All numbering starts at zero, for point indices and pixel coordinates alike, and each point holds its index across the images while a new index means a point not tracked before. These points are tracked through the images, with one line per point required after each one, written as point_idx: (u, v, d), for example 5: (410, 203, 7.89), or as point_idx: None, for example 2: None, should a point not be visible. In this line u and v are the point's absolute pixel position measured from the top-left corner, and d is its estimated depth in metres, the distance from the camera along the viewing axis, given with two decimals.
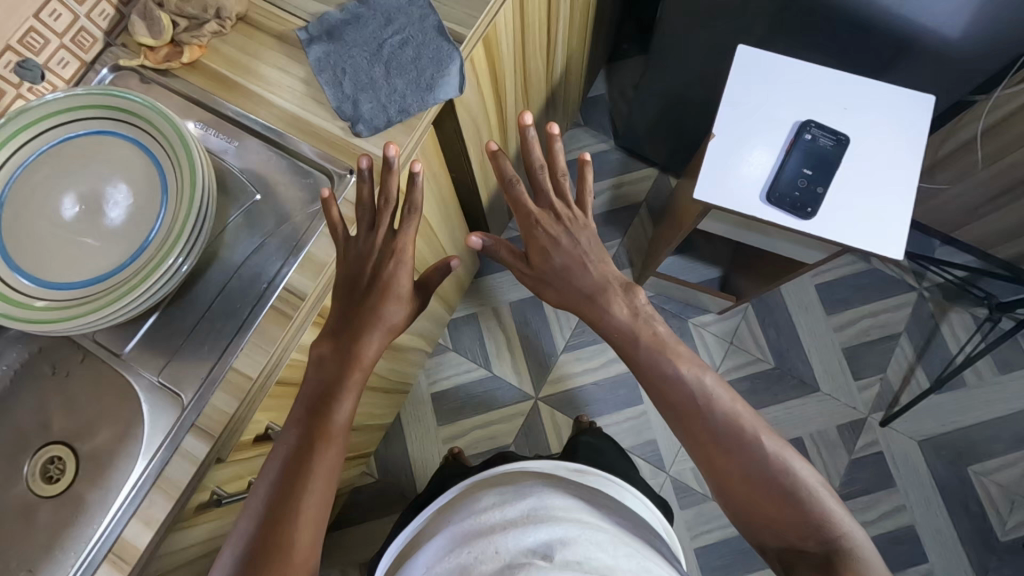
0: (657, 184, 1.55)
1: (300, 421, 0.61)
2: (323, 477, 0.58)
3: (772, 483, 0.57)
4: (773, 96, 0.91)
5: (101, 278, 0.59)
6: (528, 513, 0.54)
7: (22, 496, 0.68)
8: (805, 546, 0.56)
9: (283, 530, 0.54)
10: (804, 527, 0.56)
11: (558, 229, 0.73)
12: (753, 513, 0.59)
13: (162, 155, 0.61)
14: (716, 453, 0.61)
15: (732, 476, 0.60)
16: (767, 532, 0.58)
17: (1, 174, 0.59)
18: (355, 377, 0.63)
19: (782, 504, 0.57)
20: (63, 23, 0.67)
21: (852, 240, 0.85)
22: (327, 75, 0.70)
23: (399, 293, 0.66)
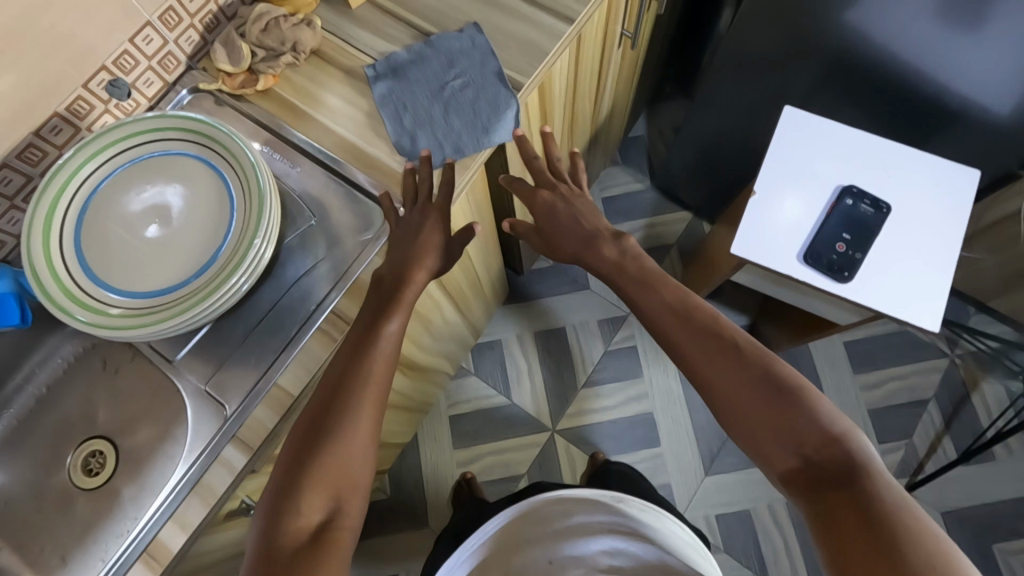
0: (691, 228, 1.56)
1: (353, 332, 0.65)
2: (375, 376, 0.61)
3: (775, 396, 0.56)
4: (817, 156, 0.92)
5: (164, 290, 0.62)
6: (573, 527, 0.68)
7: (64, 485, 0.71)
8: (814, 456, 0.53)
9: (336, 415, 0.59)
10: (814, 437, 0.54)
11: (563, 195, 0.79)
12: (757, 429, 0.56)
13: (232, 178, 0.65)
14: (711, 370, 0.60)
15: (732, 394, 0.58)
16: (774, 446, 0.56)
17: (88, 183, 0.63)
18: (405, 299, 0.66)
19: (785, 414, 0.55)
20: (153, 47, 0.72)
21: (887, 307, 0.85)
22: (389, 110, 0.74)
23: (433, 242, 0.69)
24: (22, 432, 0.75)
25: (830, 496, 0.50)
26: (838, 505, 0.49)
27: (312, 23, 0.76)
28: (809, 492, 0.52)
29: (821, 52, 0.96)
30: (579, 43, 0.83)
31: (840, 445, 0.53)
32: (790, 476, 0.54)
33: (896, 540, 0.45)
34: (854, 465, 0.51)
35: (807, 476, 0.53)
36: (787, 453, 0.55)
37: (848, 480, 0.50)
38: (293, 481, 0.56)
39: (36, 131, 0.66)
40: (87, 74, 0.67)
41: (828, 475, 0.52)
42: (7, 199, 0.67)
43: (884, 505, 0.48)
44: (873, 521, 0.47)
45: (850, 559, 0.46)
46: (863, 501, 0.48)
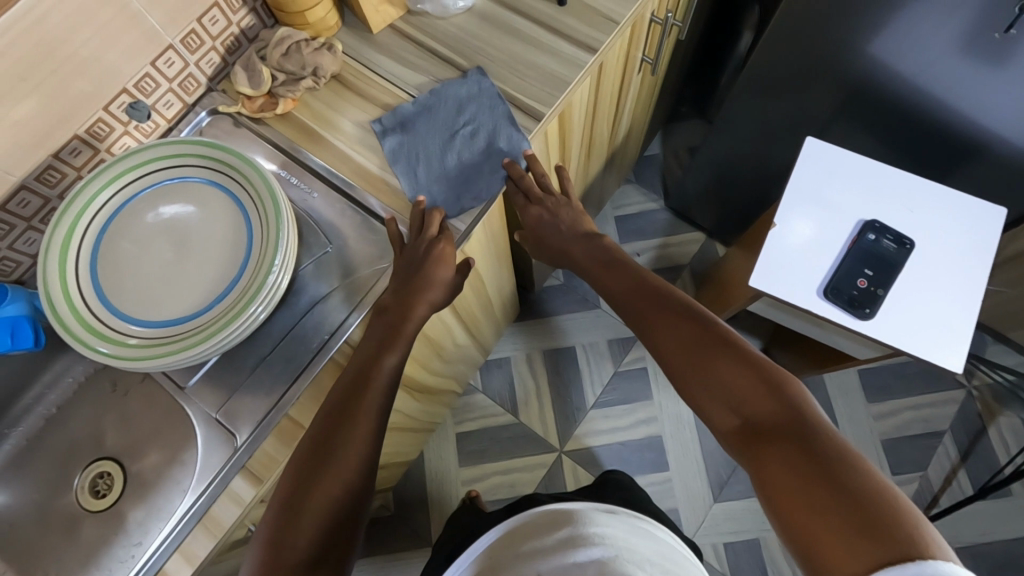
0: (704, 249, 1.54)
1: (353, 364, 0.63)
2: (376, 404, 0.61)
3: (713, 355, 0.58)
4: (840, 190, 0.91)
5: (180, 318, 0.61)
6: (566, 538, 0.59)
7: (70, 508, 0.71)
8: (754, 416, 0.52)
9: (336, 442, 0.58)
10: (750, 390, 0.53)
11: (551, 207, 0.79)
12: (700, 392, 0.57)
13: (249, 203, 0.64)
14: (660, 340, 0.63)
15: (676, 360, 0.60)
16: (717, 407, 0.55)
17: (105, 209, 0.63)
18: (405, 332, 0.65)
19: (721, 372, 0.56)
20: (175, 69, 0.71)
21: (909, 346, 0.83)
22: (403, 164, 0.73)
23: (444, 277, 0.68)
24: (30, 453, 0.75)
25: (762, 446, 0.49)
26: (769, 452, 0.48)
27: (333, 48, 0.76)
28: (748, 447, 0.51)
29: (843, 83, 0.95)
30: (600, 72, 0.82)
31: (771, 395, 0.52)
32: (731, 433, 0.54)
33: (824, 477, 0.44)
34: (792, 421, 0.49)
35: (745, 431, 0.52)
36: (726, 412, 0.55)
37: (784, 427, 0.49)
38: (298, 500, 0.55)
39: (54, 154, 0.66)
40: (108, 97, 0.67)
41: (763, 427, 0.51)
42: (23, 220, 0.67)
43: (813, 446, 0.46)
44: (802, 460, 0.46)
45: (783, 504, 0.45)
46: (793, 444, 0.47)
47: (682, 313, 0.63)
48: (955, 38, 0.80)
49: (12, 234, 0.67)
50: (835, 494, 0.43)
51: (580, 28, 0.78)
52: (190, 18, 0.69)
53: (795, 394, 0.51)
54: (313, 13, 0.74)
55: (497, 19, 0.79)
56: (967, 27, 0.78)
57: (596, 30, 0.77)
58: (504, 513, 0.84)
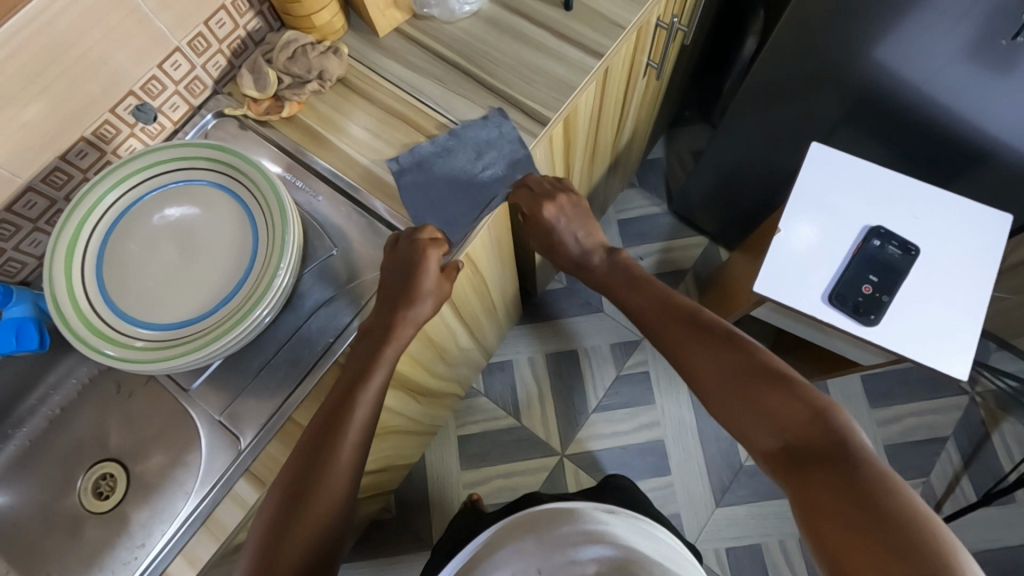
0: (707, 254, 1.54)
1: (342, 378, 0.64)
2: (360, 423, 0.61)
3: (758, 380, 0.59)
4: (845, 196, 0.91)
5: (186, 321, 0.61)
6: None
7: (73, 509, 0.72)
8: (796, 440, 0.55)
9: (327, 459, 0.59)
10: (797, 417, 0.55)
11: (566, 207, 0.78)
12: (737, 414, 0.60)
13: (254, 206, 0.64)
14: (699, 362, 0.65)
15: (719, 383, 0.62)
16: (758, 429, 0.58)
17: (111, 212, 0.63)
18: (387, 354, 0.64)
19: (766, 397, 0.58)
20: (181, 72, 0.72)
21: (913, 352, 0.83)
22: (418, 206, 0.72)
23: (427, 290, 0.66)
24: (35, 454, 0.76)
25: (808, 471, 0.52)
26: (815, 477, 0.50)
27: (339, 52, 0.76)
28: (788, 470, 0.53)
29: (848, 89, 0.95)
30: (606, 77, 0.82)
31: (814, 420, 0.54)
32: (774, 456, 0.56)
33: (869, 503, 0.46)
34: (834, 446, 0.52)
35: (789, 456, 0.54)
36: (770, 436, 0.57)
37: (830, 455, 0.51)
38: (290, 511, 0.57)
39: (61, 156, 0.66)
40: (115, 100, 0.67)
41: (809, 453, 0.53)
42: (29, 222, 0.67)
43: (858, 474, 0.48)
44: (848, 487, 0.48)
45: (825, 526, 0.47)
46: (840, 472, 0.49)
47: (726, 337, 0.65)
48: (962, 45, 0.80)
49: (18, 236, 0.67)
50: (878, 520, 0.45)
51: (586, 33, 0.78)
52: (198, 21, 0.70)
53: (840, 424, 0.53)
54: (320, 16, 0.74)
55: (503, 24, 0.79)
56: (973, 33, 0.78)
57: (602, 36, 0.77)
58: (504, 513, 0.84)
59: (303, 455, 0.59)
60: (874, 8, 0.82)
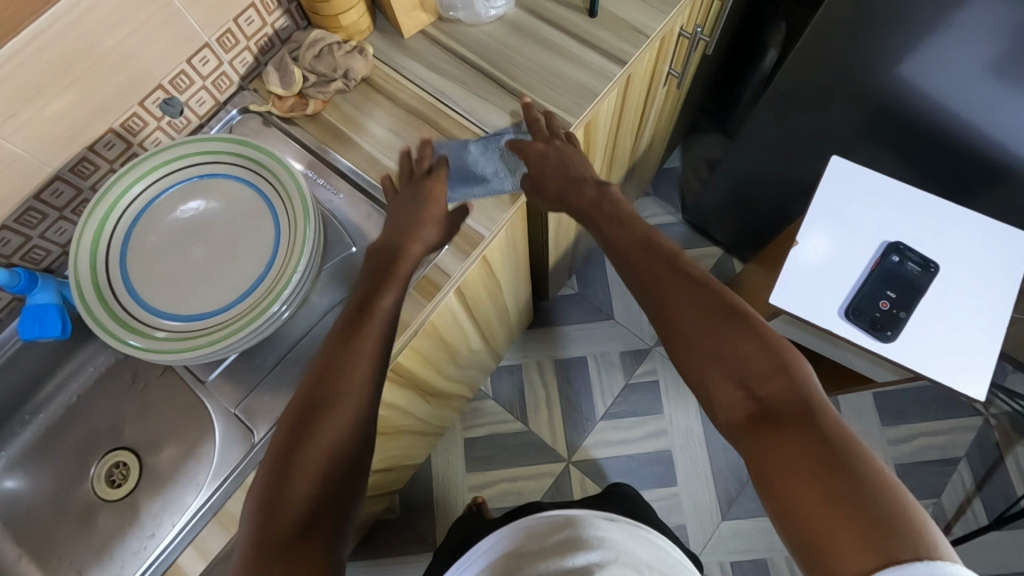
0: (720, 264, 1.53)
1: (352, 301, 0.62)
2: (376, 353, 0.59)
3: (727, 329, 0.55)
4: (864, 210, 0.90)
5: (206, 313, 0.62)
6: (565, 539, 0.64)
7: (89, 496, 0.74)
8: (765, 400, 0.51)
9: (345, 388, 0.56)
10: (762, 371, 0.52)
11: (559, 146, 0.71)
12: (704, 367, 0.55)
13: (276, 201, 0.65)
14: (671, 306, 0.59)
15: (687, 330, 0.57)
16: (721, 387, 0.54)
17: (137, 203, 0.64)
18: (399, 272, 0.64)
19: (738, 349, 0.54)
20: (209, 68, 0.73)
21: (930, 370, 0.82)
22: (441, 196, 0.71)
23: (432, 217, 0.67)
24: (50, 441, 0.77)
25: (772, 430, 0.49)
26: (781, 439, 0.48)
27: (364, 52, 0.76)
28: (756, 431, 0.50)
29: (868, 104, 0.95)
30: (628, 84, 0.82)
31: (780, 378, 0.51)
32: (740, 416, 0.52)
33: (843, 470, 0.44)
34: (803, 409, 0.49)
35: (756, 414, 0.51)
36: (735, 392, 0.53)
37: (799, 413, 0.49)
38: (296, 448, 0.53)
39: (90, 146, 0.67)
40: (144, 93, 0.68)
41: (776, 413, 0.50)
42: (55, 211, 0.68)
43: (834, 435, 0.46)
44: (822, 450, 0.45)
45: (797, 493, 0.45)
46: (812, 431, 0.47)
47: (691, 277, 0.60)
48: (987, 62, 0.79)
49: (43, 224, 0.68)
50: (854, 487, 0.43)
51: (609, 40, 0.78)
52: (227, 18, 0.70)
53: (808, 382, 0.51)
54: (347, 16, 0.75)
55: (527, 29, 0.80)
56: (1000, 50, 0.77)
57: (625, 43, 0.78)
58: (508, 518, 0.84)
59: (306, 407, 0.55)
60: (897, 24, 0.81)
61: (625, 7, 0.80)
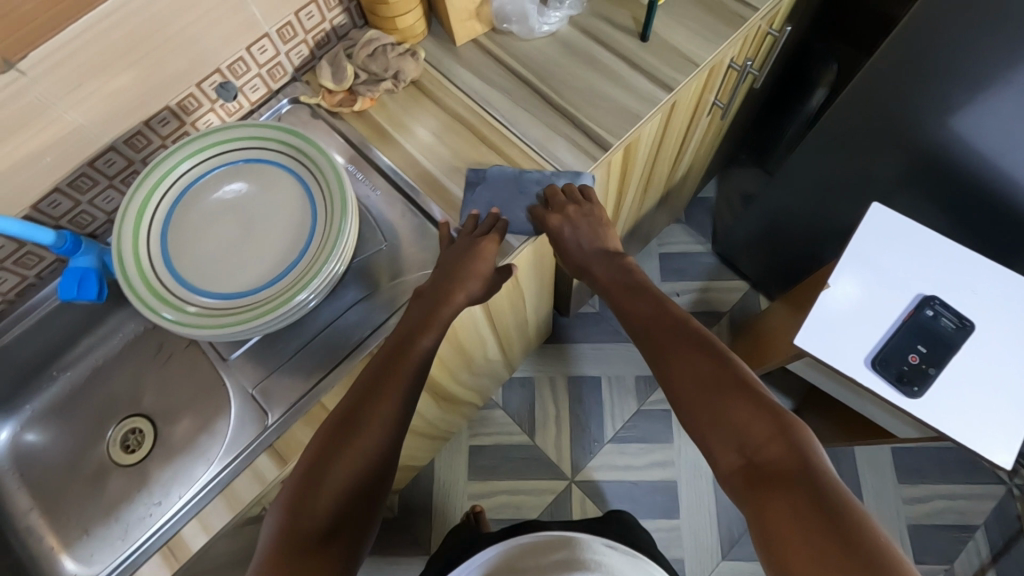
0: (746, 300, 1.52)
1: (390, 340, 0.63)
2: (404, 379, 0.59)
3: (726, 389, 0.55)
4: (902, 262, 0.89)
5: (234, 294, 0.63)
6: (562, 561, 0.65)
7: (101, 458, 0.76)
8: (758, 460, 0.50)
9: (362, 411, 0.57)
10: (759, 433, 0.51)
11: (574, 216, 0.69)
12: (705, 421, 0.54)
13: (317, 192, 0.66)
14: (671, 368, 0.59)
15: (688, 388, 0.57)
16: (719, 444, 0.53)
17: (184, 178, 0.66)
18: (441, 317, 0.64)
19: (736, 412, 0.53)
20: (266, 57, 0.75)
21: (954, 432, 0.80)
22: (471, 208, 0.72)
23: (479, 271, 0.66)
24: (72, 399, 0.79)
25: (768, 491, 0.48)
26: (776, 503, 0.47)
27: (416, 55, 0.78)
28: (755, 489, 0.49)
29: (915, 154, 0.93)
30: (672, 110, 0.82)
31: (779, 437, 0.50)
32: (737, 474, 0.51)
33: (839, 537, 0.43)
34: (805, 470, 0.48)
35: (752, 477, 0.50)
36: (733, 454, 0.52)
37: (797, 475, 0.47)
38: (316, 468, 0.54)
39: (146, 121, 0.69)
40: (202, 75, 0.71)
41: (775, 471, 0.49)
42: (106, 179, 0.70)
43: (832, 498, 0.45)
44: (817, 516, 0.44)
45: (795, 564, 0.44)
46: (806, 496, 0.46)
47: (695, 334, 0.60)
48: None
49: (93, 190, 0.70)
50: (853, 557, 0.42)
51: (658, 65, 0.78)
52: (289, 11, 0.73)
53: (806, 442, 0.50)
54: (404, 19, 0.76)
55: (578, 47, 0.80)
56: None
57: (674, 69, 0.78)
58: (503, 533, 0.83)
59: (343, 416, 0.57)
60: (954, 76, 0.80)
61: (678, 34, 0.80)
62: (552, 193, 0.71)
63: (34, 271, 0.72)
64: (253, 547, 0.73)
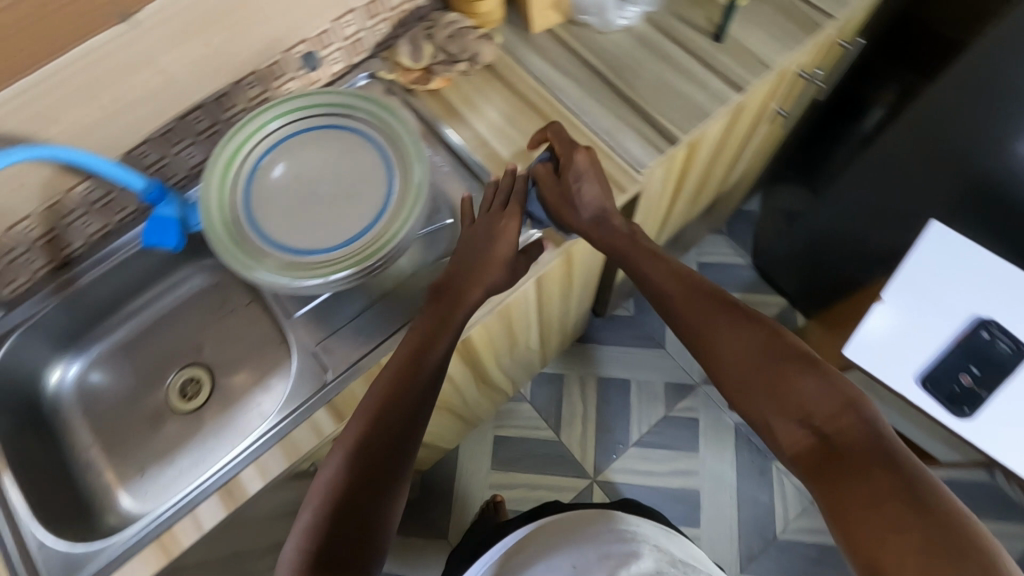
0: (784, 315, 1.51)
1: (408, 339, 0.62)
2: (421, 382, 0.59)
3: (784, 365, 0.55)
4: (962, 283, 0.84)
5: (306, 251, 0.65)
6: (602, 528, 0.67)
7: (159, 403, 0.79)
8: (826, 435, 0.51)
9: (383, 413, 0.57)
10: (821, 407, 0.52)
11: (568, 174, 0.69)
12: (763, 403, 0.54)
13: (395, 162, 0.68)
14: (721, 347, 0.58)
15: (741, 373, 0.57)
16: (781, 422, 0.53)
17: (272, 136, 0.69)
18: (456, 318, 0.63)
19: (797, 387, 0.53)
20: (350, 31, 0.77)
21: (1005, 456, 0.78)
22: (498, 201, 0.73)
23: (500, 257, 0.66)
24: (136, 343, 0.82)
25: (836, 467, 0.48)
26: (846, 475, 0.47)
27: (492, 40, 0.80)
28: (824, 467, 0.49)
29: None
30: (738, 112, 0.83)
31: (840, 410, 0.51)
32: (803, 451, 0.52)
33: (915, 504, 0.43)
34: (872, 442, 0.48)
35: (820, 451, 0.50)
36: (796, 431, 0.52)
37: (868, 448, 0.48)
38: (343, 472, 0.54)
39: (234, 83, 0.72)
40: (291, 43, 0.74)
41: (842, 445, 0.49)
42: (192, 135, 0.74)
43: (901, 467, 0.46)
44: (887, 487, 0.45)
45: (869, 534, 0.44)
46: (873, 468, 0.46)
47: (738, 316, 0.59)
48: None
49: (179, 145, 0.74)
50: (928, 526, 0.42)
51: (730, 66, 0.79)
52: None
53: (870, 414, 0.50)
54: (483, 4, 0.79)
55: (651, 43, 0.82)
56: None
57: (746, 71, 0.79)
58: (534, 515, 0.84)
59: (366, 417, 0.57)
60: None
61: (752, 37, 0.81)
62: (566, 154, 0.70)
63: (117, 218, 0.75)
64: (295, 503, 0.75)
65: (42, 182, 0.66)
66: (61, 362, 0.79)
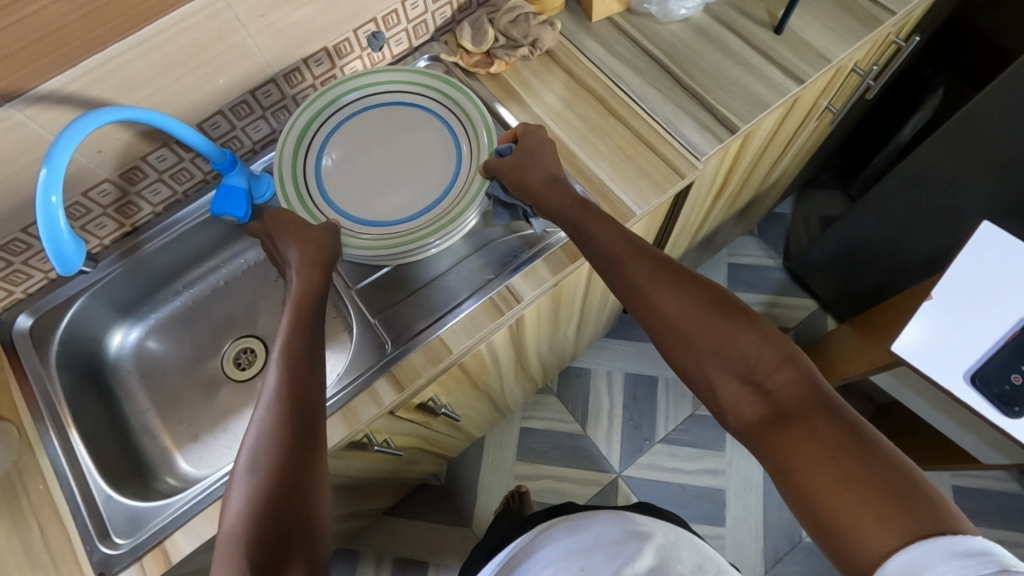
0: (814, 319, 1.45)
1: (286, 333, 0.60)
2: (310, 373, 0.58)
3: (727, 321, 0.53)
4: (1012, 285, 0.84)
5: (370, 222, 0.68)
6: (610, 522, 0.63)
7: (214, 371, 0.81)
8: (776, 400, 0.49)
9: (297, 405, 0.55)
10: (764, 365, 0.50)
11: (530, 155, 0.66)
12: (713, 369, 0.52)
13: (463, 142, 0.70)
14: (666, 308, 0.55)
15: (689, 337, 0.53)
16: (731, 390, 0.51)
17: (349, 106, 0.71)
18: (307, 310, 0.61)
19: (741, 343, 0.51)
20: (415, 13, 0.78)
21: None
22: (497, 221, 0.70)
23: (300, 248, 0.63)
24: (193, 313, 0.84)
25: (788, 432, 0.46)
26: (795, 439, 0.45)
27: (553, 26, 0.81)
28: (773, 434, 0.47)
29: None
30: (794, 105, 0.83)
31: (783, 371, 0.49)
32: (755, 419, 0.49)
33: (864, 460, 0.42)
34: (815, 402, 0.47)
35: (769, 416, 0.48)
36: (746, 398, 0.50)
37: (812, 406, 0.47)
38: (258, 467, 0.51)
39: (304, 60, 0.74)
40: (359, 23, 0.75)
41: (790, 409, 0.47)
42: (260, 109, 0.76)
43: (845, 425, 0.45)
44: (836, 448, 0.43)
45: (825, 498, 0.42)
46: (823, 427, 0.45)
47: (679, 278, 0.56)
48: None
49: (248, 119, 0.76)
50: (879, 485, 0.41)
51: (791, 59, 0.80)
52: None
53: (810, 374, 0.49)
54: None
55: (710, 35, 0.82)
56: None
57: (808, 65, 0.79)
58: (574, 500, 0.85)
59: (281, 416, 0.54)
60: None
61: (812, 32, 0.81)
62: (525, 129, 0.68)
63: (183, 188, 0.78)
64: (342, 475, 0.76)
65: (119, 148, 0.68)
66: (122, 327, 0.81)
